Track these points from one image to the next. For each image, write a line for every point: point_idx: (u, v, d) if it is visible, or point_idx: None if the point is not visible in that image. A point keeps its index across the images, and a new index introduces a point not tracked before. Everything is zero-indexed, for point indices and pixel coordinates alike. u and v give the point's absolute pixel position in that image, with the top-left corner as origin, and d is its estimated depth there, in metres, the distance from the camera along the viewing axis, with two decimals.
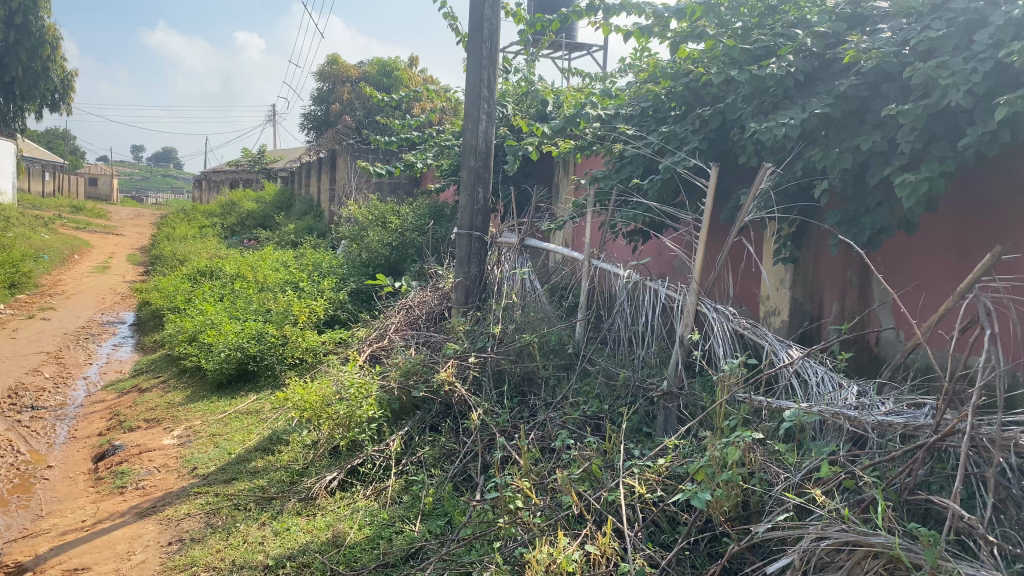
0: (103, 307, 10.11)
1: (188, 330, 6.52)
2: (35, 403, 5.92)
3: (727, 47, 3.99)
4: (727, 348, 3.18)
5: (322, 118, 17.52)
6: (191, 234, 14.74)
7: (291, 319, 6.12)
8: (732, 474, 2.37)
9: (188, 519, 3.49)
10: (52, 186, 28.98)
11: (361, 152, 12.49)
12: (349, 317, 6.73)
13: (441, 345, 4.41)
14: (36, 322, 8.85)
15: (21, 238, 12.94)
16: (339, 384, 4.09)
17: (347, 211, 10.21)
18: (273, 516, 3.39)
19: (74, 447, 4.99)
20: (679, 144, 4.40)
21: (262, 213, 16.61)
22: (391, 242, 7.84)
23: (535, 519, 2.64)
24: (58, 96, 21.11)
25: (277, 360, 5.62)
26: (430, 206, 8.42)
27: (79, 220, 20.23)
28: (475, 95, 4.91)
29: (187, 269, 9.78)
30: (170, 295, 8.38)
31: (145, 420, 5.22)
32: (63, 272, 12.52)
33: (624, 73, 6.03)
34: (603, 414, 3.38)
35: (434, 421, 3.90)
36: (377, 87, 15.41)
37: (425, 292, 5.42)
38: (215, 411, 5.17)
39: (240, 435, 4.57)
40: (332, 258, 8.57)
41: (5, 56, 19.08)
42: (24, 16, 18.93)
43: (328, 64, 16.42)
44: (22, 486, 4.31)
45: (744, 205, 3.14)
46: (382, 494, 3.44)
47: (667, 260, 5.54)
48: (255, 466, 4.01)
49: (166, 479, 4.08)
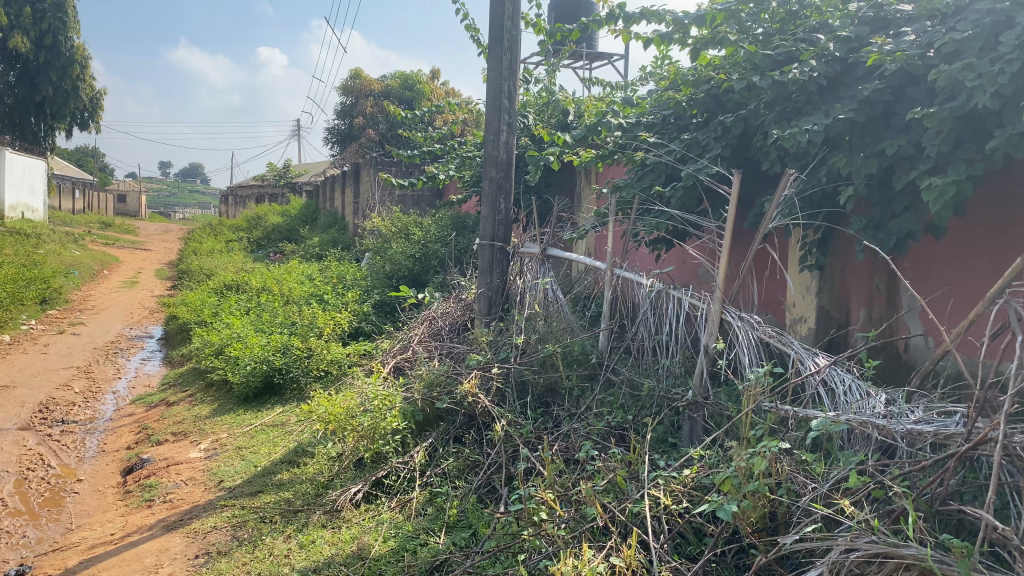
0: (132, 321, 10.26)
1: (214, 343, 6.58)
2: (66, 417, 5.99)
3: (749, 54, 3.97)
4: (752, 357, 3.13)
5: (345, 131, 17.69)
6: (217, 248, 14.91)
7: (316, 331, 6.16)
8: (758, 484, 2.34)
9: (215, 532, 3.51)
10: (81, 203, 29.57)
11: (384, 165, 12.60)
12: (374, 329, 6.75)
13: (465, 356, 4.41)
14: (66, 337, 8.99)
15: (52, 255, 13.16)
16: (364, 396, 4.10)
17: (371, 223, 10.27)
18: (299, 529, 3.40)
19: (103, 461, 5.05)
20: (701, 151, 4.38)
21: (287, 227, 16.77)
22: (415, 253, 7.87)
23: (559, 531, 2.62)
24: (88, 115, 21.52)
25: (302, 373, 5.64)
26: (453, 218, 8.46)
27: (108, 235, 20.56)
28: (495, 106, 4.92)
29: (214, 283, 9.88)
30: (197, 309, 8.48)
31: (172, 433, 5.27)
32: (93, 287, 12.71)
33: (645, 81, 6.03)
34: (627, 424, 3.37)
35: (458, 433, 3.89)
36: (400, 101, 15.54)
37: (448, 303, 5.43)
38: (241, 424, 5.20)
39: (266, 447, 4.60)
40: (356, 269, 8.63)
41: (36, 76, 19.47)
42: (54, 37, 19.36)
43: (351, 78, 16.60)
44: (53, 499, 4.36)
45: (768, 212, 3.10)
46: (407, 506, 3.43)
47: (691, 269, 5.50)
48: (281, 479, 4.02)
49: (193, 492, 4.11)
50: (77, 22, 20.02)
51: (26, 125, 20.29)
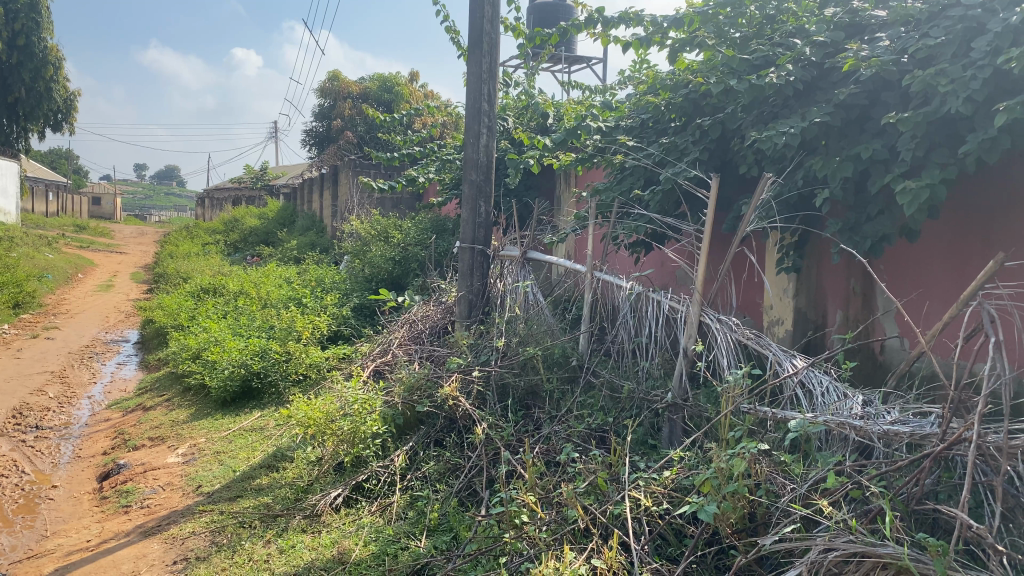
0: (107, 325, 10.16)
1: (192, 348, 6.53)
2: (40, 423, 5.92)
3: (726, 58, 4.01)
4: (731, 359, 3.16)
5: (323, 134, 17.65)
6: (194, 251, 14.80)
7: (295, 334, 6.14)
8: (737, 486, 2.36)
9: (193, 538, 3.48)
10: (54, 206, 29.28)
11: (363, 168, 12.59)
12: (353, 333, 6.73)
13: (445, 359, 4.41)
14: (41, 341, 8.86)
15: (25, 259, 12.99)
16: (343, 400, 4.09)
17: (349, 226, 10.24)
18: (279, 534, 3.38)
19: (78, 467, 4.99)
20: (680, 155, 4.41)
21: (265, 230, 16.65)
22: (394, 256, 7.84)
23: (540, 533, 2.63)
24: (62, 116, 21.31)
25: (281, 377, 5.62)
26: (432, 221, 8.45)
27: (83, 238, 20.34)
28: (475, 109, 4.92)
29: (191, 286, 9.80)
30: (174, 313, 8.41)
31: (149, 438, 5.23)
32: (67, 291, 12.54)
33: (624, 85, 6.07)
34: (608, 426, 3.38)
35: (438, 436, 3.88)
36: (378, 103, 15.52)
37: (428, 306, 5.43)
38: (219, 428, 5.17)
39: (245, 452, 4.57)
40: (335, 273, 8.61)
41: (8, 78, 19.25)
42: (26, 38, 19.13)
43: (329, 80, 16.59)
44: (27, 506, 4.30)
45: (745, 216, 3.12)
46: (387, 510, 3.42)
47: (670, 271, 5.54)
48: (260, 483, 4.00)
49: (171, 498, 4.07)
50: (50, 22, 19.82)
51: None
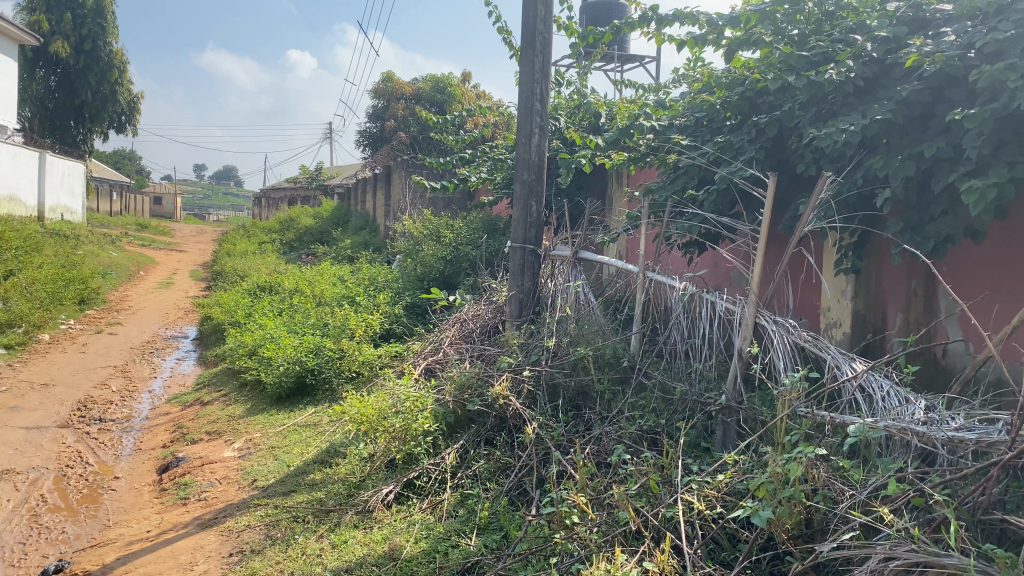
0: (168, 321, 10.43)
1: (248, 344, 6.67)
2: (103, 416, 6.10)
3: (783, 54, 3.93)
4: (788, 363, 3.09)
5: (377, 135, 17.88)
6: (251, 250, 15.11)
7: (348, 332, 6.22)
8: (794, 491, 2.31)
9: (248, 531, 3.55)
10: (119, 206, 30.26)
11: (415, 168, 12.70)
12: (404, 331, 6.78)
13: (495, 358, 4.42)
14: (103, 336, 9.14)
15: (90, 256, 13.43)
16: (396, 397, 4.13)
17: (401, 225, 10.34)
18: (331, 529, 3.42)
19: (139, 459, 5.13)
20: (735, 154, 4.34)
21: (319, 229, 16.92)
22: (445, 255, 7.88)
23: (591, 534, 2.62)
24: (126, 118, 22.07)
25: (335, 373, 5.69)
26: (484, 220, 8.46)
27: (145, 237, 20.96)
28: (527, 109, 4.91)
29: (248, 284, 9.99)
30: (232, 310, 8.61)
31: (207, 432, 5.34)
32: (130, 288, 12.90)
33: (677, 83, 6.01)
34: (660, 428, 3.35)
35: (489, 435, 3.89)
36: (431, 104, 15.65)
37: (479, 305, 5.45)
38: (274, 423, 5.26)
39: (299, 447, 4.63)
40: (387, 271, 8.70)
41: (76, 80, 20.23)
42: (93, 43, 20.16)
43: (383, 81, 16.78)
44: (90, 496, 4.45)
45: (803, 216, 3.05)
46: (438, 507, 3.44)
47: (724, 272, 5.47)
48: (313, 478, 4.06)
49: (227, 491, 4.15)
50: (116, 27, 20.57)
51: (65, 128, 20.83)
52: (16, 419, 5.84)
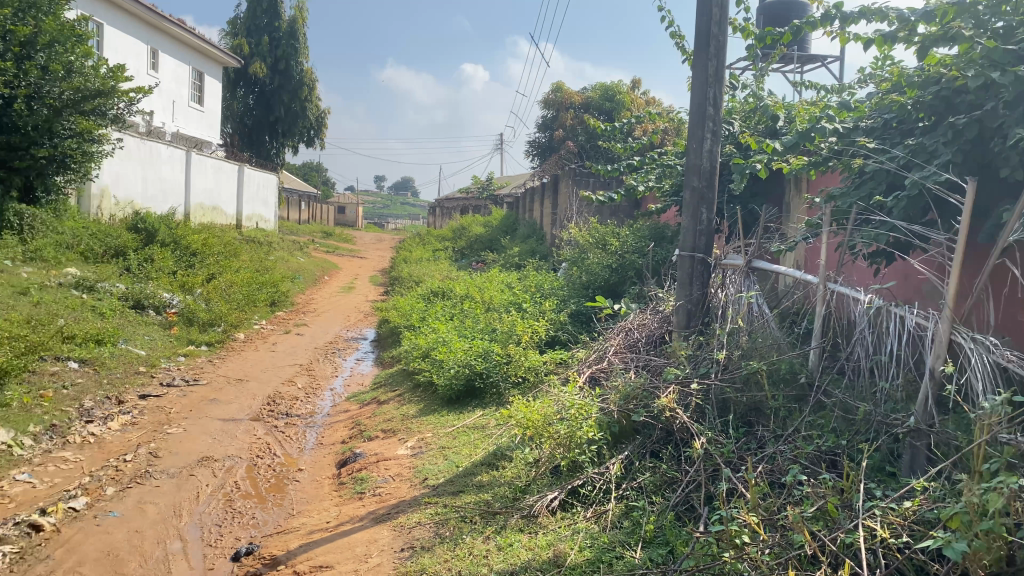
0: (348, 323, 11.05)
1: (421, 347, 6.95)
2: (290, 410, 6.55)
3: (986, 49, 3.61)
4: (988, 385, 2.83)
5: (546, 143, 18.11)
6: (425, 256, 15.73)
7: (515, 338, 6.33)
8: (994, 524, 2.11)
9: (419, 527, 3.68)
10: (307, 215, 32.48)
11: (584, 176, 12.75)
12: (570, 338, 6.80)
13: (662, 369, 4.34)
14: (291, 336, 9.82)
15: (281, 261, 14.50)
16: (561, 404, 4.16)
17: (569, 233, 10.41)
18: (497, 531, 3.49)
19: (321, 452, 5.47)
20: (928, 158, 4.03)
21: (489, 237, 17.34)
22: (612, 263, 7.83)
23: (763, 556, 2.52)
24: (315, 133, 23.69)
25: (502, 378, 5.80)
26: (652, 228, 8.32)
27: (329, 244, 22.36)
28: (700, 114, 4.79)
29: (422, 289, 10.41)
30: (406, 314, 9.00)
31: (382, 430, 5.61)
32: (315, 291, 13.80)
33: (863, 83, 5.67)
34: (839, 449, 3.17)
35: (654, 447, 3.82)
36: (600, 112, 15.66)
37: (646, 314, 5.39)
38: (444, 424, 5.43)
39: (467, 449, 4.76)
40: (554, 279, 8.79)
41: (271, 99, 21.98)
42: (287, 63, 21.81)
43: (553, 90, 16.99)
44: (278, 485, 4.79)
45: (1009, 225, 2.79)
46: (602, 517, 3.42)
47: (915, 284, 5.09)
48: (480, 480, 4.16)
49: (400, 487, 4.33)
50: (307, 48, 22.14)
51: (261, 143, 22.71)
52: (215, 410, 6.39)
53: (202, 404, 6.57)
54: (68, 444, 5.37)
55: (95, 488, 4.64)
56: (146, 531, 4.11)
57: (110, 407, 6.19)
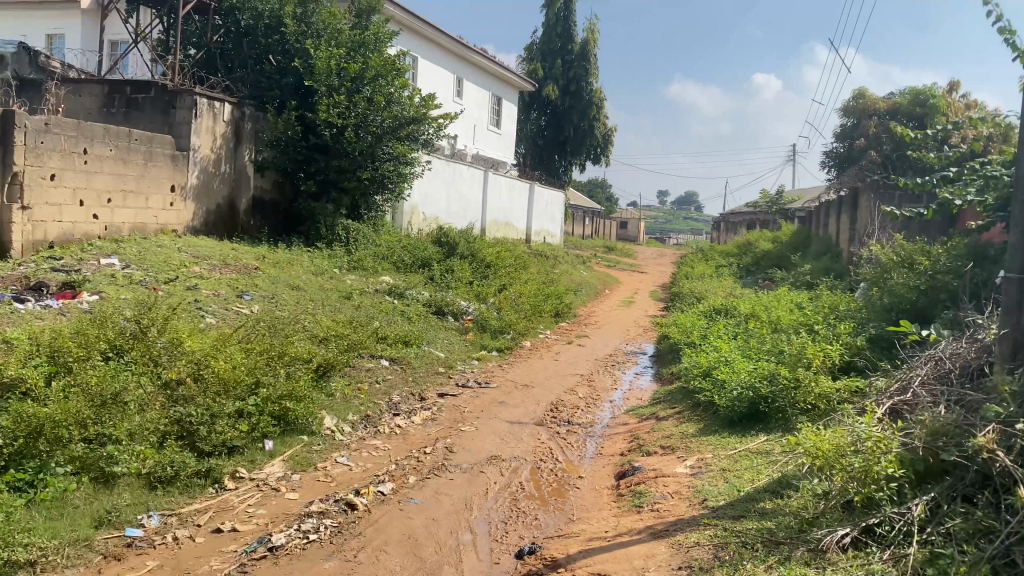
0: (629, 337, 11.18)
1: (703, 365, 6.84)
2: (572, 418, 6.78)
3: None
4: None
5: (845, 155, 16.97)
6: (708, 273, 15.45)
7: (804, 362, 6.00)
8: None
9: (697, 548, 3.64)
10: (592, 230, 33.37)
11: (887, 190, 11.78)
12: (867, 365, 6.27)
13: (980, 406, 3.86)
14: (574, 347, 10.14)
15: (566, 275, 15.06)
16: (855, 435, 3.89)
17: (868, 251, 9.66)
18: (780, 561, 3.35)
19: (600, 462, 5.61)
20: None
21: (777, 254, 16.60)
22: (919, 285, 7.12)
23: None
24: (602, 151, 24.39)
25: (789, 404, 5.50)
26: (971, 248, 7.34)
27: (612, 258, 22.78)
28: None
29: (704, 306, 10.24)
30: (688, 330, 8.92)
31: (661, 446, 5.62)
32: (597, 304, 14.14)
33: None
34: None
35: (967, 492, 3.38)
36: (909, 119, 14.37)
37: (960, 343, 4.84)
38: (726, 446, 5.29)
39: (750, 473, 4.60)
40: (849, 300, 8.21)
41: (561, 119, 23.18)
42: (578, 84, 22.80)
43: (854, 98, 15.89)
44: (559, 490, 5.01)
45: None
46: (901, 561, 3.14)
47: None
48: (763, 507, 4.00)
49: (678, 505, 4.31)
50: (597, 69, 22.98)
51: (552, 161, 24.02)
52: (503, 413, 6.79)
53: (492, 406, 7.01)
54: (379, 433, 6.01)
55: (399, 476, 5.15)
56: (441, 520, 4.48)
57: (414, 402, 6.83)
